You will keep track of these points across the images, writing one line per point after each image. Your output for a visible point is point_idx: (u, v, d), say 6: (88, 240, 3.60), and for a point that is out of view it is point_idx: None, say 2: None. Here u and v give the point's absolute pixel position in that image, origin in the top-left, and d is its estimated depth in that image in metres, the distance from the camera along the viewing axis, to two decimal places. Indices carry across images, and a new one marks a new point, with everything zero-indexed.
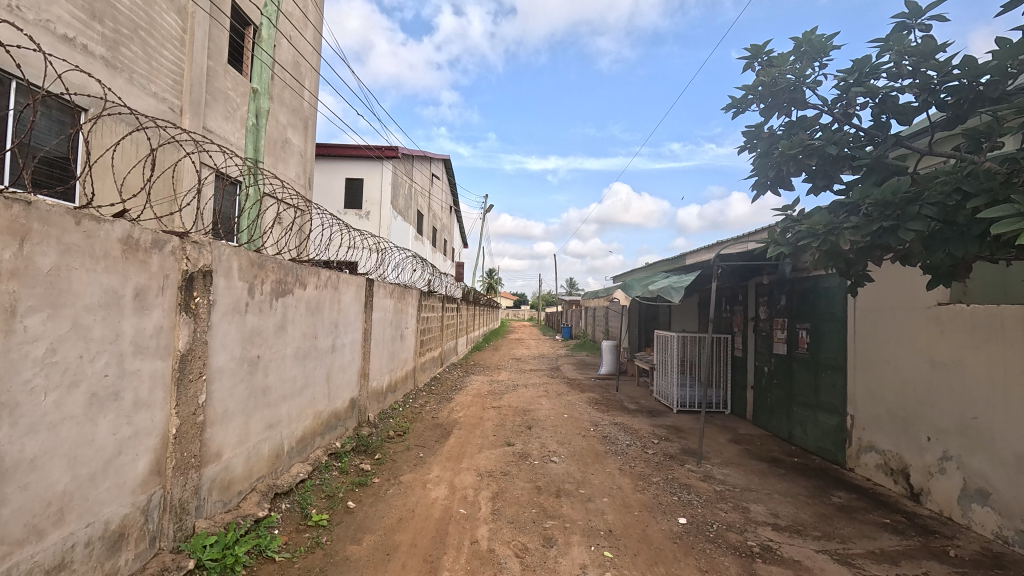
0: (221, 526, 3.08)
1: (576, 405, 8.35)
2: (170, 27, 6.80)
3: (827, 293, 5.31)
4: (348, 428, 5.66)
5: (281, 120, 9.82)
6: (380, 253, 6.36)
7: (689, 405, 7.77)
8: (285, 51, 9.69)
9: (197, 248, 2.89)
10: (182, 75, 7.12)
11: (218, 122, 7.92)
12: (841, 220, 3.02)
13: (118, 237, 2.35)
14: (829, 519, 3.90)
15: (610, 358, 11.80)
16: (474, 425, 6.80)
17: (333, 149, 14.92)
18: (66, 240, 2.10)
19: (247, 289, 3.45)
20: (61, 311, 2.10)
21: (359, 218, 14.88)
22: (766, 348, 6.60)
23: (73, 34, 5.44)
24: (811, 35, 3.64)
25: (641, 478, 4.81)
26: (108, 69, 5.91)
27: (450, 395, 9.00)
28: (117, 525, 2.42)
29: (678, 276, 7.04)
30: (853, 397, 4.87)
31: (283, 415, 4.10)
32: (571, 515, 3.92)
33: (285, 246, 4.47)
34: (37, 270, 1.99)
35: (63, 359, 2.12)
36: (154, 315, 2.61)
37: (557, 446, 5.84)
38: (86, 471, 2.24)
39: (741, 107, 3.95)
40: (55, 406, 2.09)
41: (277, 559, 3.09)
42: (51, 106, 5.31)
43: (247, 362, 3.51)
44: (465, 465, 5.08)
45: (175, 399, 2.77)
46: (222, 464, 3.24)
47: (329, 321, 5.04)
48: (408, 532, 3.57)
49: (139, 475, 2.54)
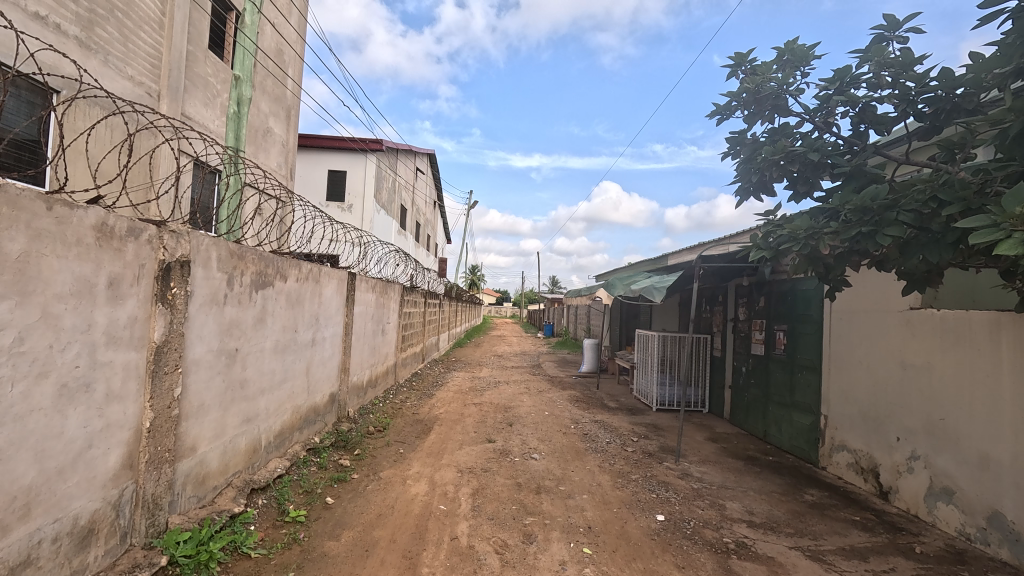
0: (195, 522, 3.01)
1: (556, 403, 8.37)
2: (148, 9, 6.60)
3: (805, 296, 5.42)
4: (327, 423, 5.59)
5: (263, 108, 9.62)
6: (363, 246, 6.27)
7: (668, 403, 7.88)
8: (269, 38, 9.49)
9: (175, 237, 2.82)
10: (160, 59, 6.92)
11: (198, 109, 7.73)
12: (821, 225, 3.11)
13: (91, 223, 2.28)
14: (802, 516, 3.99)
15: (592, 356, 11.84)
16: (455, 421, 6.76)
17: (315, 140, 14.72)
18: (35, 225, 2.02)
19: (227, 279, 3.38)
20: (29, 299, 2.03)
21: (342, 210, 14.71)
22: (744, 348, 6.72)
23: (45, 12, 5.23)
24: (794, 44, 3.71)
25: (620, 475, 4.85)
26: (82, 50, 5.71)
27: (431, 391, 8.96)
28: (86, 520, 2.35)
29: (660, 275, 7.10)
30: (828, 398, 4.98)
31: (260, 409, 4.02)
32: (550, 512, 3.94)
33: (267, 237, 4.35)
34: (5, 256, 1.91)
35: (31, 349, 2.05)
36: (128, 305, 2.53)
37: (538, 442, 5.86)
38: (54, 466, 2.17)
39: (726, 114, 4.01)
40: (22, 397, 2.02)
41: (253, 555, 3.03)
42: (21, 86, 5.13)
43: (225, 354, 3.45)
44: (445, 461, 5.06)
45: (150, 391, 2.70)
46: (197, 459, 3.17)
47: (309, 314, 4.97)
48: (387, 528, 3.55)
49: (110, 469, 2.47)
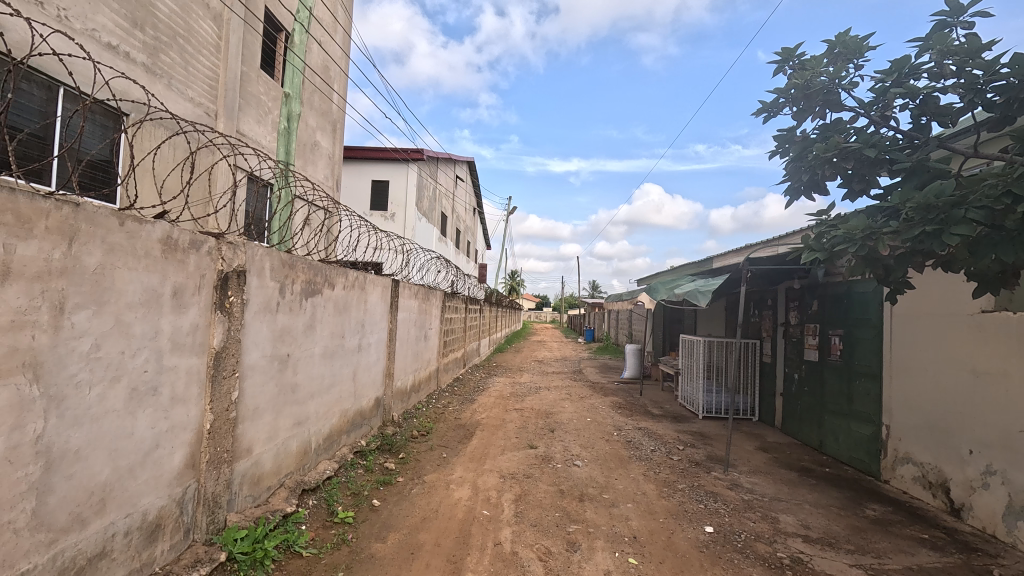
0: (251, 520, 3.15)
1: (598, 409, 8.26)
2: (206, 34, 7.01)
3: (862, 300, 5.15)
4: (373, 427, 5.73)
5: (311, 123, 10.03)
6: (405, 254, 6.41)
7: (715, 411, 7.64)
8: (315, 55, 9.89)
9: (232, 248, 2.98)
10: (217, 80, 7.33)
11: (251, 126, 8.14)
12: (879, 225, 2.95)
13: (158, 237, 2.43)
14: (863, 532, 3.77)
15: (634, 361, 11.65)
16: (497, 427, 6.79)
17: (359, 152, 15.20)
18: (110, 240, 2.17)
19: (279, 288, 3.53)
20: (104, 308, 2.18)
21: (385, 219, 15.11)
22: (796, 354, 6.44)
23: (116, 42, 5.65)
24: (846, 36, 3.56)
25: (666, 484, 4.74)
26: (149, 75, 6.12)
27: (472, 396, 9.04)
28: (154, 516, 2.50)
29: (704, 279, 6.91)
30: (889, 407, 4.70)
31: (311, 412, 4.17)
32: (594, 520, 3.89)
33: (315, 247, 4.52)
34: (83, 268, 2.06)
35: (106, 354, 2.20)
36: (190, 314, 2.69)
37: (580, 449, 5.80)
38: (126, 464, 2.32)
39: (773, 111, 3.87)
40: (98, 400, 2.17)
41: (304, 554, 3.15)
42: (96, 111, 5.55)
43: (278, 360, 3.60)
44: (488, 466, 5.09)
45: (210, 395, 2.85)
46: (252, 460, 3.31)
47: (355, 321, 5.12)
48: (431, 532, 3.59)
49: (175, 468, 2.62)
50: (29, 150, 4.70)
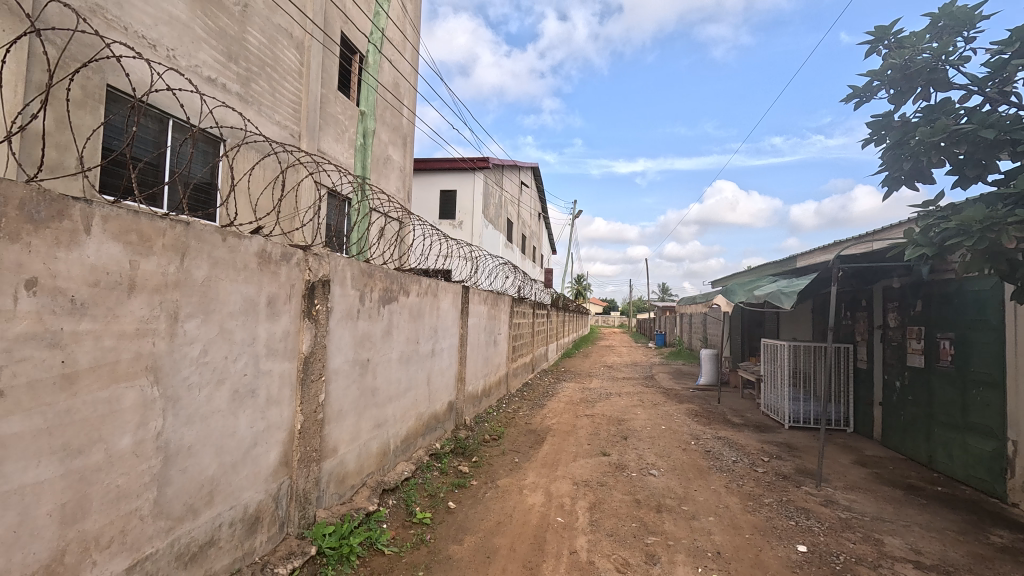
0: (337, 517, 3.32)
1: (673, 417, 7.96)
2: (290, 61, 7.56)
3: (978, 299, 4.61)
4: (446, 430, 5.87)
5: (383, 138, 10.51)
6: (474, 261, 6.53)
7: (803, 421, 7.12)
8: (387, 73, 10.37)
9: (317, 259, 3.17)
10: (301, 104, 7.88)
11: (330, 144, 8.66)
12: (1001, 214, 2.62)
13: (254, 251, 2.64)
14: (988, 561, 3.35)
15: (710, 367, 11.13)
16: (568, 433, 6.72)
17: (428, 163, 15.73)
18: (215, 254, 2.38)
19: (359, 296, 3.71)
20: (210, 317, 2.39)
21: (453, 227, 15.51)
22: (897, 360, 5.86)
23: (215, 75, 6.22)
24: (952, 8, 3.22)
25: (751, 498, 4.46)
26: (242, 103, 6.68)
27: (542, 401, 9.02)
28: (254, 509, 2.69)
29: (788, 279, 6.47)
30: (1015, 420, 4.15)
31: (389, 415, 4.34)
32: (674, 533, 3.73)
33: (390, 256, 4.71)
34: (193, 280, 2.27)
35: (212, 359, 2.41)
36: (282, 321, 2.88)
37: (655, 458, 5.61)
38: (230, 460, 2.52)
39: (866, 96, 3.57)
40: (207, 400, 2.38)
41: (386, 552, 3.27)
42: (200, 139, 6.14)
43: (359, 364, 3.78)
44: (560, 473, 5.04)
45: (300, 397, 3.04)
46: (338, 459, 3.49)
47: (429, 327, 5.28)
48: (507, 537, 3.61)
49: (271, 465, 2.82)
50: (146, 177, 5.27)
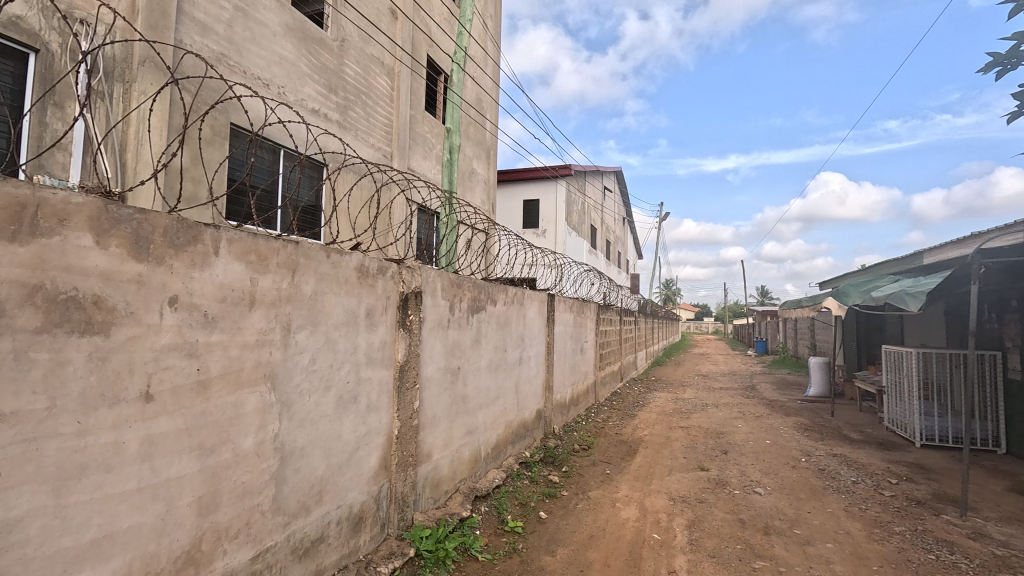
0: (433, 521, 3.43)
1: (779, 430, 7.34)
2: (382, 87, 8.07)
3: None
4: (535, 438, 5.87)
5: (468, 152, 10.85)
6: (559, 269, 6.51)
7: (938, 439, 6.24)
8: (470, 90, 10.72)
9: (410, 271, 3.32)
10: (392, 126, 8.37)
11: (419, 162, 9.10)
12: None
13: (354, 266, 2.82)
14: None
15: (821, 377, 10.15)
16: (661, 445, 6.44)
17: (511, 174, 16.00)
18: (320, 270, 2.58)
19: (449, 306, 3.83)
20: (318, 328, 2.58)
21: (537, 236, 15.61)
22: None
23: (318, 106, 6.78)
24: None
25: (877, 524, 3.97)
26: (341, 130, 7.23)
27: (633, 411, 8.74)
28: (358, 509, 2.86)
29: (913, 278, 5.72)
30: None
31: (480, 423, 4.42)
32: (786, 558, 3.41)
33: (477, 267, 4.82)
34: (302, 295, 2.47)
35: (320, 367, 2.60)
36: (380, 331, 3.05)
37: (760, 475, 5.19)
38: (336, 461, 2.70)
39: (1011, 63, 3.08)
40: (316, 406, 2.57)
41: (480, 558, 3.32)
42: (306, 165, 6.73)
43: (450, 372, 3.89)
44: (655, 487, 4.83)
45: (397, 404, 3.19)
46: (432, 464, 3.61)
47: (516, 335, 5.32)
48: (600, 551, 3.51)
49: (372, 468, 2.98)
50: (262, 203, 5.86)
